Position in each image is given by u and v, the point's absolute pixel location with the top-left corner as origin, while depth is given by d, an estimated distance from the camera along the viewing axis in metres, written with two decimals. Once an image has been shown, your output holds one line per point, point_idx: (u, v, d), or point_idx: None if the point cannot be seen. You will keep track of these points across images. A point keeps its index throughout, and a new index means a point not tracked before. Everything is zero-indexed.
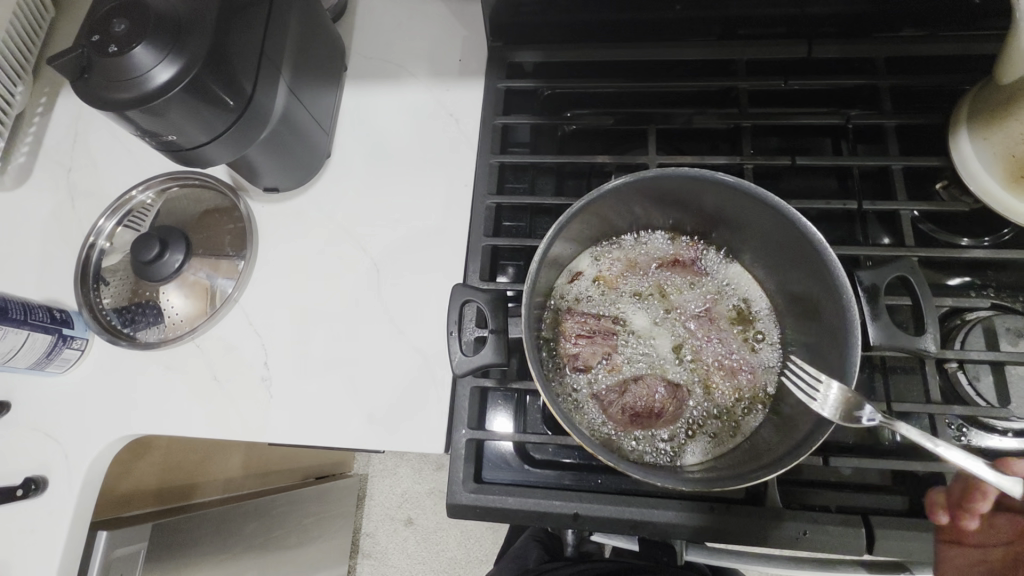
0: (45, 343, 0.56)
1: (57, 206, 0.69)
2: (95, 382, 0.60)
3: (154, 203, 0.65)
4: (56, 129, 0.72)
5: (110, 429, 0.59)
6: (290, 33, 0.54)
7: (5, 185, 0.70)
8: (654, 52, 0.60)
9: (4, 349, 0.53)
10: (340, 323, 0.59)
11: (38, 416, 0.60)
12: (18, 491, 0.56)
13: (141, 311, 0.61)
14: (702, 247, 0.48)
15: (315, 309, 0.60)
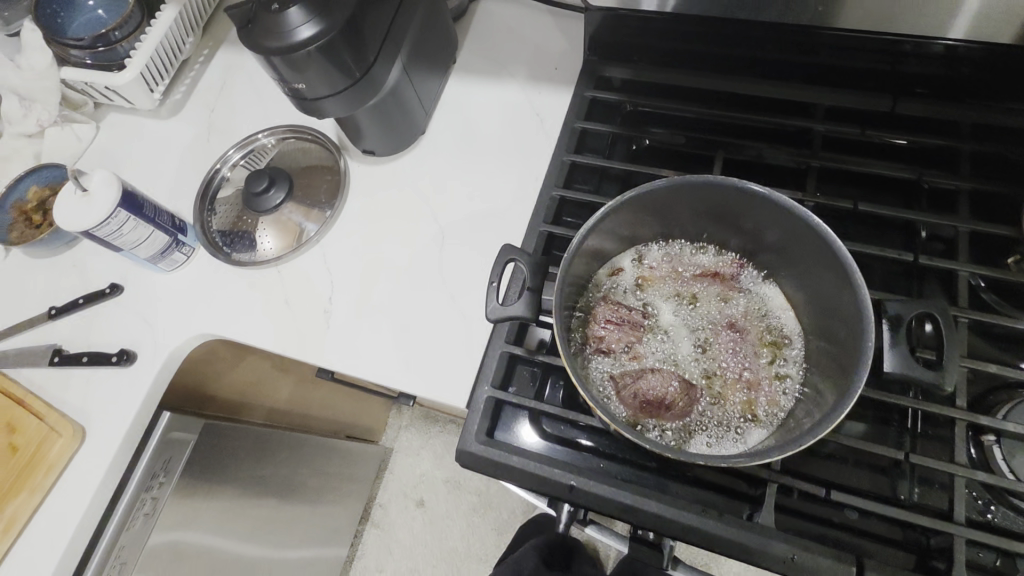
0: (163, 243, 0.67)
1: (196, 137, 0.81)
2: (191, 285, 0.71)
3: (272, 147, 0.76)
4: (210, 75, 0.86)
5: (193, 326, 0.68)
6: (415, 22, 0.63)
7: (161, 114, 0.84)
8: (738, 86, 0.63)
9: (133, 238, 0.64)
10: (400, 276, 0.66)
11: (142, 303, 0.71)
12: (112, 359, 0.66)
13: (240, 234, 0.72)
14: (745, 265, 0.51)
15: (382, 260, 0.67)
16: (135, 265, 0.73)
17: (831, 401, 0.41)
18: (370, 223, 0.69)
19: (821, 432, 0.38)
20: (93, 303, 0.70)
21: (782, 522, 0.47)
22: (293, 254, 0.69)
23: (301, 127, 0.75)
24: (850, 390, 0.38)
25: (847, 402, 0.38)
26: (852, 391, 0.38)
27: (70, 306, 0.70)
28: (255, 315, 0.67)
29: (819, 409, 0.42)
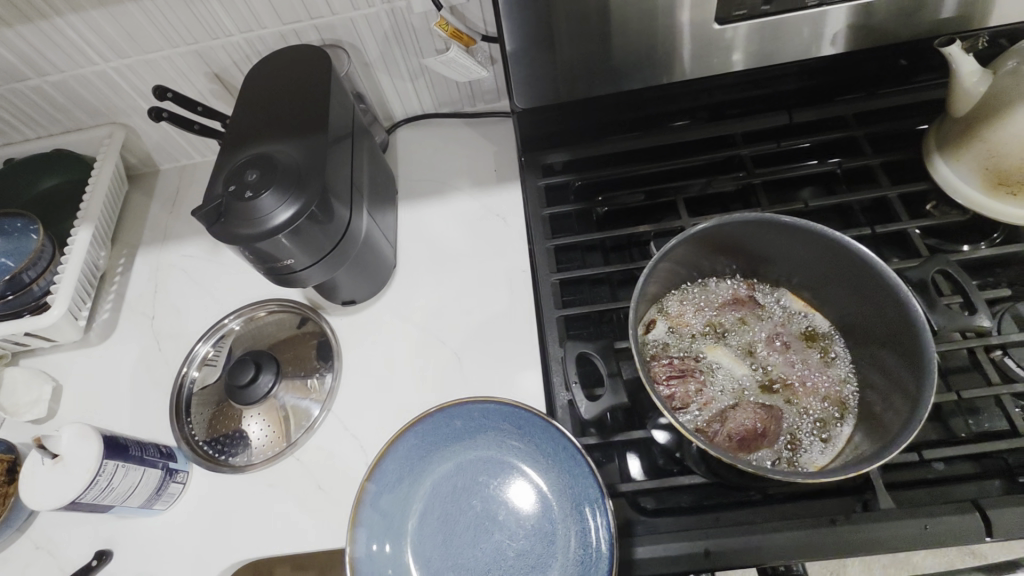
0: (156, 478, 0.59)
1: (143, 351, 0.74)
2: (198, 513, 0.62)
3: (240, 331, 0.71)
4: (136, 283, 0.79)
5: (217, 558, 0.59)
6: (364, 172, 0.66)
7: (91, 341, 0.75)
8: (661, 139, 0.72)
9: (125, 486, 0.55)
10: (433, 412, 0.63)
11: (143, 557, 0.60)
12: None
13: (238, 437, 0.64)
14: (754, 283, 0.56)
15: (407, 403, 0.64)
16: (119, 517, 0.62)
17: (901, 372, 0.45)
18: (378, 371, 0.66)
19: (921, 402, 0.42)
20: None
21: (896, 498, 0.50)
22: (309, 433, 0.63)
23: (268, 302, 0.72)
24: (922, 357, 0.43)
25: (928, 367, 0.42)
26: (926, 356, 0.43)
27: None
28: (288, 517, 0.60)
29: (894, 383, 0.46)
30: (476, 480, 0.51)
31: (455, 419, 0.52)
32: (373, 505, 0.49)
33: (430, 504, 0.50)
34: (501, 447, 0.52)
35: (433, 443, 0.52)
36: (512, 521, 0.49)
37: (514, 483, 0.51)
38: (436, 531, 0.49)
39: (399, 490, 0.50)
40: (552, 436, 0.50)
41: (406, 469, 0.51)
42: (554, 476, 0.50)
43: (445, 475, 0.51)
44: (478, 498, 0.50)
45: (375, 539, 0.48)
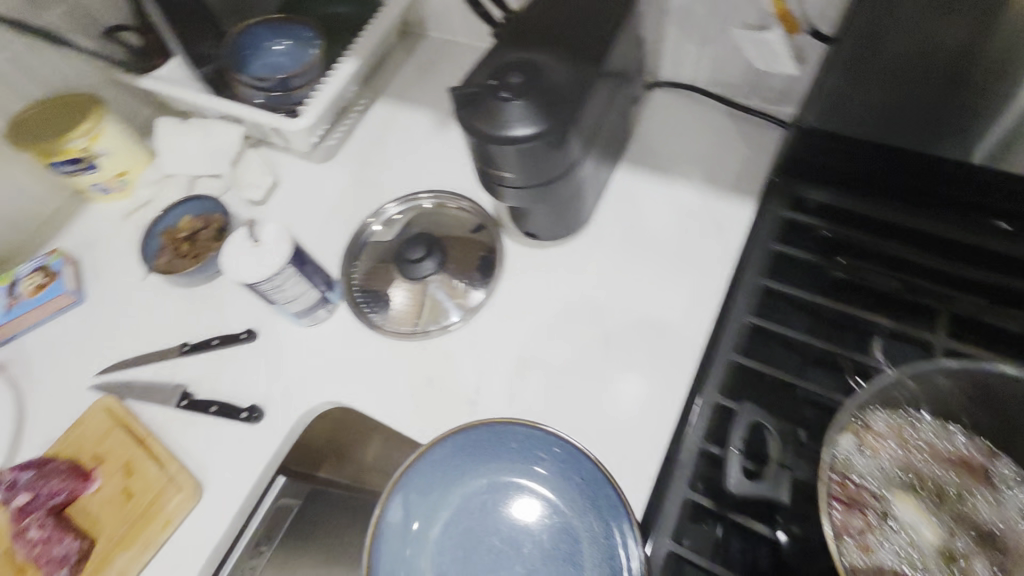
0: (313, 299, 0.65)
1: (346, 187, 0.80)
2: (326, 345, 0.68)
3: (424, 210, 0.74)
4: (366, 128, 0.86)
5: (325, 390, 0.65)
6: (609, 120, 0.62)
7: (313, 158, 0.84)
8: (962, 229, 0.56)
9: (290, 293, 0.62)
10: (558, 377, 0.61)
11: (274, 354, 0.68)
12: (241, 413, 0.64)
13: (383, 300, 0.68)
14: (1002, 458, 0.44)
15: (537, 355, 0.62)
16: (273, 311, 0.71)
17: None
18: (525, 313, 0.65)
19: None
20: (226, 346, 0.69)
21: None
22: (442, 333, 0.65)
23: (460, 197, 0.74)
24: None
25: None
26: None
27: (205, 346, 0.69)
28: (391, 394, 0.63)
29: None
30: (513, 496, 0.55)
31: (505, 438, 0.55)
32: (413, 483, 0.55)
33: (465, 502, 0.55)
34: (536, 475, 0.54)
35: (481, 451, 0.56)
36: (537, 544, 0.53)
37: (543, 512, 0.54)
38: (465, 528, 0.54)
39: (442, 480, 0.55)
40: (598, 483, 0.52)
41: (452, 466, 0.55)
42: (584, 512, 0.52)
43: (476, 491, 0.55)
44: (510, 514, 0.54)
45: (410, 513, 0.54)
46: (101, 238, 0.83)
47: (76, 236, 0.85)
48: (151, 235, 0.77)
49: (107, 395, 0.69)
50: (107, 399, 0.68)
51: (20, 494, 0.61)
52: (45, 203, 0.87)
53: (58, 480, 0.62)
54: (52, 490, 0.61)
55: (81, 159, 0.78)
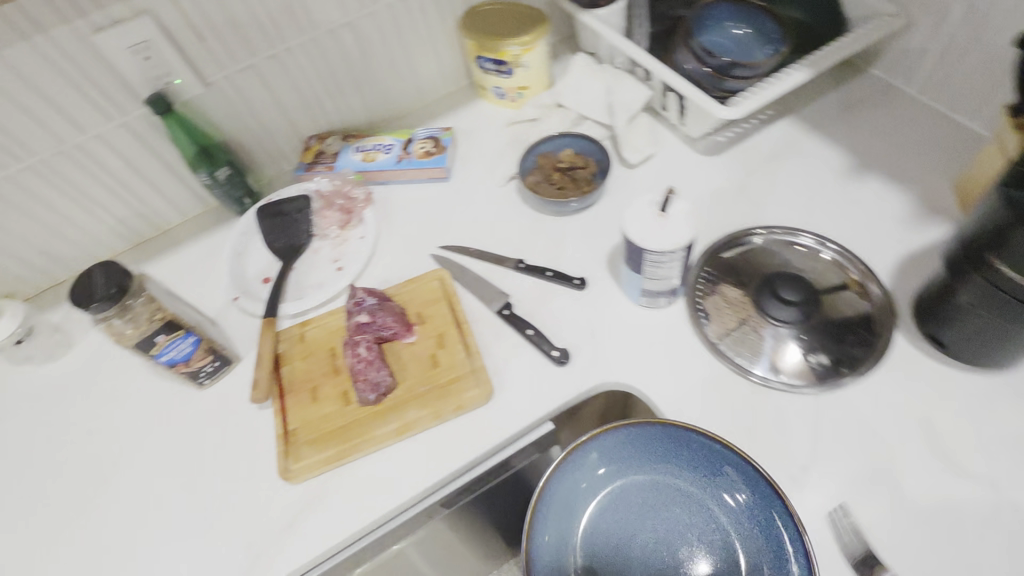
0: (669, 287, 0.63)
1: (721, 190, 0.77)
2: (656, 334, 0.67)
3: (806, 252, 0.69)
4: (762, 141, 0.81)
5: (638, 375, 0.64)
6: None
7: (696, 148, 0.82)
8: None
9: (661, 273, 0.61)
10: (910, 512, 0.53)
11: (599, 314, 0.69)
12: (553, 351, 0.66)
13: (730, 326, 0.65)
14: None
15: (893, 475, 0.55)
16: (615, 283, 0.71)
17: None
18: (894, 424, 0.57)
19: None
20: (557, 282, 0.72)
21: None
22: (782, 388, 0.61)
23: (854, 259, 0.66)
24: None
25: None
26: None
27: (538, 273, 0.72)
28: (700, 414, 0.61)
29: None
30: (676, 491, 0.58)
31: (687, 442, 0.56)
32: (587, 458, 0.58)
33: (631, 485, 0.59)
34: (706, 491, 0.57)
35: (659, 445, 0.58)
36: (691, 536, 0.57)
37: (707, 534, 0.56)
38: (625, 510, 0.59)
39: (616, 462, 0.59)
40: (770, 508, 0.53)
41: (627, 450, 0.58)
42: (749, 534, 0.54)
43: (641, 486, 0.59)
44: (672, 506, 0.58)
45: (583, 480, 0.59)
46: (479, 132, 0.91)
47: (459, 121, 0.94)
48: (532, 152, 0.80)
49: (442, 267, 0.76)
50: (442, 272, 0.75)
51: (363, 313, 0.69)
52: (447, 83, 0.98)
53: (390, 317, 0.69)
54: (384, 324, 0.69)
55: (507, 63, 0.85)
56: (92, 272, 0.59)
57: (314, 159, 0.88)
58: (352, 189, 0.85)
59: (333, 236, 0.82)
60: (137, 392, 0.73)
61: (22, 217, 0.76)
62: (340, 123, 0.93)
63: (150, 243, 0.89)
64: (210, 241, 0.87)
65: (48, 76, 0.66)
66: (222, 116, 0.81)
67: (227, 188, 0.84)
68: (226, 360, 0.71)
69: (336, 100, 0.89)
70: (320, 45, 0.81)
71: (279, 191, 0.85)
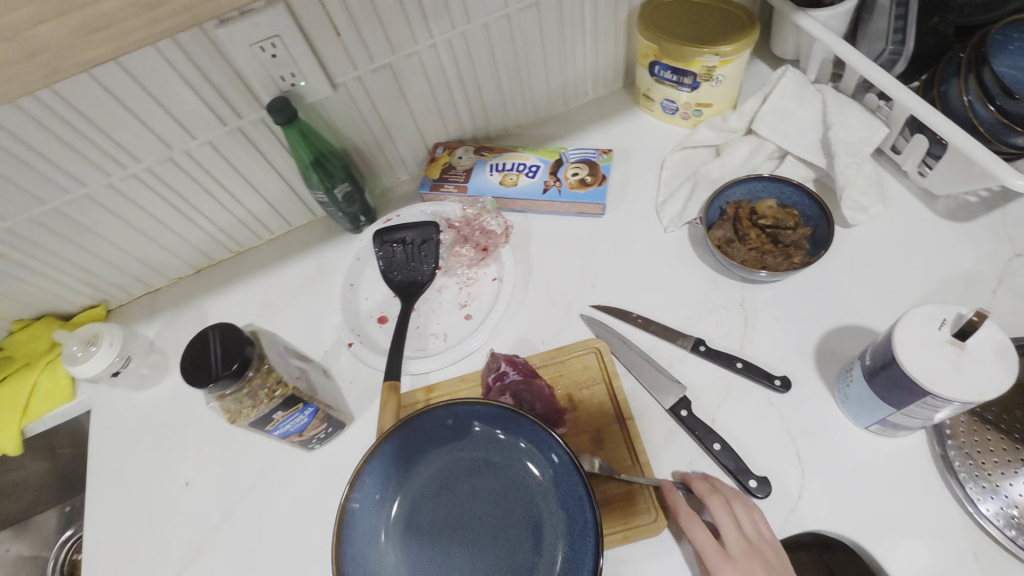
0: (921, 425, 0.48)
1: (978, 273, 0.58)
2: (881, 470, 0.52)
3: None
4: None
5: (858, 525, 0.50)
6: None
7: (936, 208, 0.63)
8: None
9: (926, 414, 0.45)
10: None
11: (804, 429, 0.54)
12: (750, 481, 0.51)
13: (994, 479, 0.49)
14: None
15: None
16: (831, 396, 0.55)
17: None
18: None
19: None
20: (748, 377, 0.57)
21: None
22: None
23: None
24: None
25: None
26: None
27: (726, 363, 0.57)
28: None
29: None
30: (469, 469, 0.50)
31: (452, 411, 0.48)
32: (381, 462, 0.48)
33: (417, 505, 0.49)
34: (495, 449, 0.49)
35: (431, 432, 0.49)
36: (501, 526, 0.47)
37: (483, 464, 0.49)
38: (431, 512, 0.49)
39: (402, 480, 0.49)
40: (568, 475, 0.45)
41: (410, 451, 0.49)
42: (564, 512, 0.45)
43: (433, 473, 0.50)
44: (473, 493, 0.49)
45: (377, 496, 0.47)
46: (638, 155, 0.75)
47: (611, 137, 0.77)
48: (718, 198, 0.63)
49: (596, 335, 0.62)
50: (599, 342, 0.61)
51: (507, 394, 0.57)
52: (598, 87, 0.81)
53: (540, 403, 0.57)
54: (533, 412, 0.56)
55: (696, 75, 0.68)
56: (206, 334, 0.50)
57: (441, 175, 0.74)
58: (485, 218, 0.71)
59: (463, 276, 0.70)
60: (235, 442, 0.65)
61: (121, 229, 0.67)
62: (471, 131, 0.79)
63: (252, 252, 0.80)
64: (317, 260, 0.76)
65: (161, 79, 0.54)
66: (345, 122, 0.69)
67: (343, 206, 0.72)
68: (340, 424, 0.60)
69: (471, 104, 0.75)
70: (467, 41, 0.67)
71: (402, 213, 0.74)
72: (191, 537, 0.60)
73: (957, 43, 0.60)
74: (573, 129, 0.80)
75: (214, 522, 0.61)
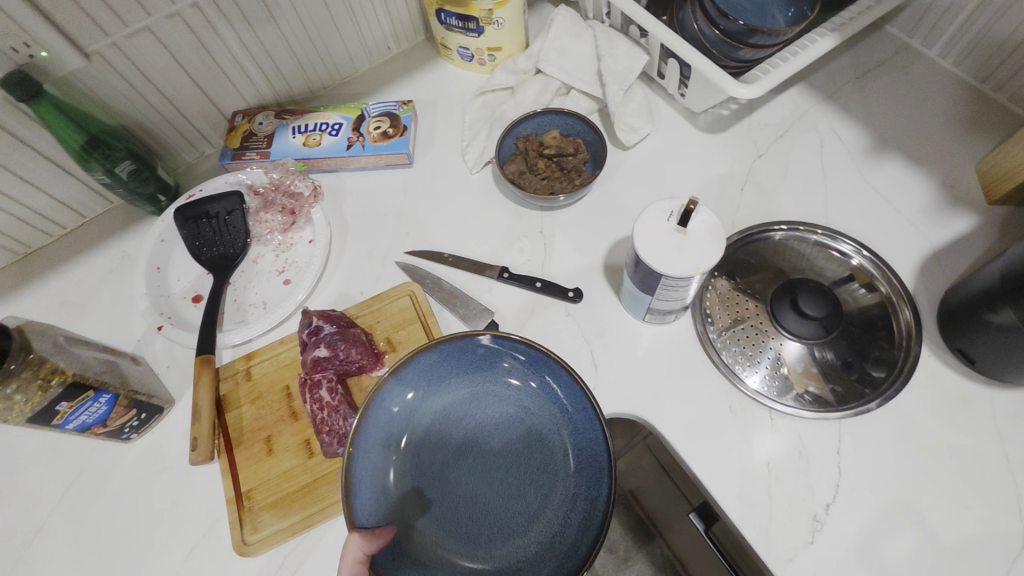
0: (679, 307, 0.54)
1: (728, 176, 0.67)
2: (656, 352, 0.58)
3: (813, 252, 0.63)
4: (771, 112, 0.71)
5: (637, 402, 0.56)
6: None
7: (697, 123, 0.71)
8: None
9: (673, 296, 0.51)
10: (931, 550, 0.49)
11: (594, 329, 0.60)
12: None
13: (746, 345, 0.58)
14: None
15: (910, 511, 0.51)
16: (615, 299, 0.61)
17: None
18: (906, 452, 0.53)
19: None
20: (545, 294, 0.61)
21: None
22: (804, 413, 0.55)
23: (863, 260, 0.61)
24: None
25: None
26: None
27: (526, 284, 0.61)
28: (706, 446, 0.54)
29: None
30: (490, 406, 0.57)
31: (487, 342, 0.56)
32: (409, 379, 0.55)
33: (434, 424, 0.56)
34: (519, 390, 0.57)
35: (465, 363, 0.57)
36: (507, 462, 0.55)
37: (505, 401, 0.57)
38: (443, 431, 0.56)
39: (427, 398, 0.56)
40: (595, 437, 0.51)
41: (442, 375, 0.56)
42: (574, 457, 0.53)
43: (454, 399, 0.57)
44: (489, 426, 0.56)
45: (398, 407, 0.55)
46: (443, 105, 0.77)
47: (418, 89, 0.79)
48: (510, 133, 0.67)
49: (411, 279, 0.64)
50: (413, 285, 0.63)
51: (321, 346, 0.58)
52: (401, 41, 0.81)
53: (356, 349, 0.58)
54: (349, 358, 0.58)
55: (478, 19, 0.70)
56: None
57: (243, 143, 0.72)
58: (291, 181, 0.69)
59: (277, 242, 0.69)
60: (43, 448, 0.60)
61: None
62: (271, 95, 0.76)
63: (43, 252, 0.73)
64: (119, 249, 0.71)
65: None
66: (116, 96, 0.65)
67: (133, 186, 0.68)
68: (155, 409, 0.59)
69: (262, 67, 0.72)
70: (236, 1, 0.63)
71: (205, 187, 0.71)
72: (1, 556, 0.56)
73: None
74: (381, 85, 0.80)
75: (27, 535, 0.57)
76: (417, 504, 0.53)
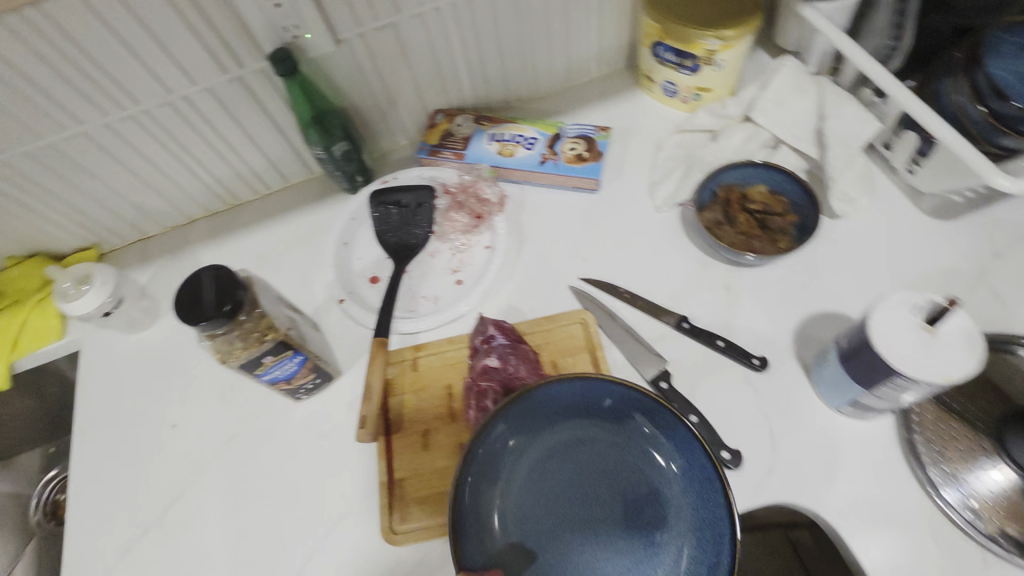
0: (890, 407, 0.50)
1: (953, 271, 0.61)
2: (845, 449, 0.54)
3: None
4: (1014, 208, 0.63)
5: (818, 497, 0.53)
6: None
7: (921, 205, 0.65)
8: None
9: (893, 396, 0.47)
10: None
11: (777, 407, 0.57)
12: (724, 454, 0.54)
13: (955, 465, 0.52)
14: None
15: None
16: (803, 379, 0.58)
17: None
18: None
19: None
20: (726, 355, 0.59)
21: None
22: None
23: None
24: None
25: None
26: None
27: (706, 340, 0.60)
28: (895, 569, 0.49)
29: None
30: (597, 452, 0.52)
31: (603, 386, 0.51)
32: (519, 416, 0.51)
33: (541, 469, 0.51)
34: (630, 438, 0.52)
35: (579, 404, 0.52)
36: (616, 519, 0.50)
37: (615, 447, 0.52)
38: (548, 477, 0.51)
39: (536, 439, 0.52)
40: (712, 494, 0.47)
41: (549, 414, 0.52)
42: (687, 515, 0.49)
43: (560, 439, 0.52)
44: (596, 473, 0.51)
45: (504, 443, 0.51)
46: (637, 137, 0.76)
47: (613, 117, 0.78)
48: (713, 179, 0.65)
49: (584, 307, 0.64)
50: (586, 314, 0.63)
51: (493, 356, 0.58)
52: (604, 66, 0.81)
53: (524, 367, 0.58)
54: (517, 373, 0.58)
55: (698, 58, 0.68)
56: (199, 275, 0.50)
57: (441, 140, 0.74)
58: (482, 185, 0.72)
59: (456, 243, 0.70)
60: (224, 386, 0.67)
61: (119, 171, 0.69)
62: (472, 100, 0.78)
63: (248, 206, 0.80)
64: (313, 218, 0.77)
65: (161, 19, 0.55)
66: (347, 81, 0.69)
67: (341, 164, 0.72)
68: (329, 376, 0.62)
69: (473, 72, 0.75)
70: (473, 6, 0.66)
71: (399, 176, 0.74)
72: (176, 475, 0.62)
73: (953, 44, 0.61)
74: (575, 106, 0.80)
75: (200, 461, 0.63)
76: (523, 556, 0.48)
